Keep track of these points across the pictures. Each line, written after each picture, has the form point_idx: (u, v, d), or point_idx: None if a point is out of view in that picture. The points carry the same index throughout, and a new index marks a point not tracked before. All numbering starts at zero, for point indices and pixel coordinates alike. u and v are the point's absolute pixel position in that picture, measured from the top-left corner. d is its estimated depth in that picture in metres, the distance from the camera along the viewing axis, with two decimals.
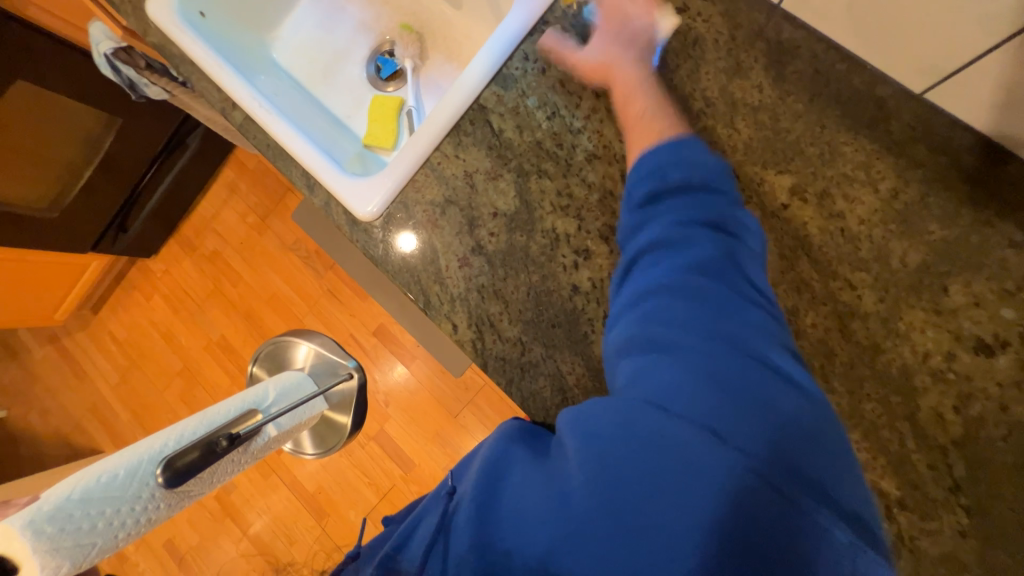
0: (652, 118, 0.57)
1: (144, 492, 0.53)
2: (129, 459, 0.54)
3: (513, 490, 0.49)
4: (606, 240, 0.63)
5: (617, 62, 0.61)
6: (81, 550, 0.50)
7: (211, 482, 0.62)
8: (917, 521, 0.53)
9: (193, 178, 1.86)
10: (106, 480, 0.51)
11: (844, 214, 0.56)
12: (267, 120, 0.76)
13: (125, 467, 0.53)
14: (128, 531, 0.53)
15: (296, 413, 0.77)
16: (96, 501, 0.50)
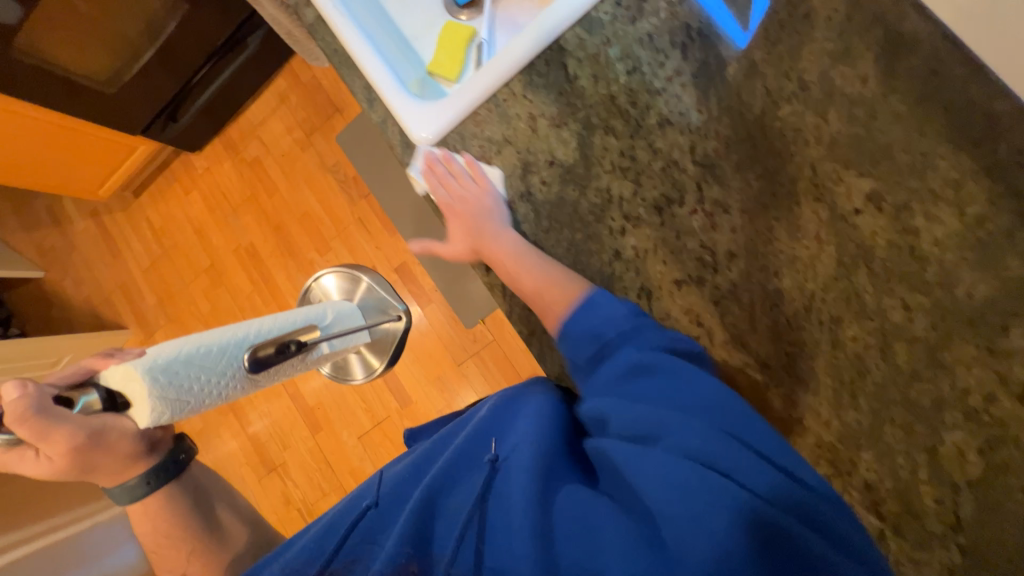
0: (528, 266, 0.61)
1: (229, 369, 0.64)
2: (220, 340, 0.64)
3: (576, 494, 0.52)
4: (659, 212, 0.61)
5: (483, 207, 0.65)
6: (177, 405, 0.58)
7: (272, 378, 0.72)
8: (908, 549, 0.53)
9: (246, 80, 1.85)
10: (205, 351, 0.61)
11: (919, 231, 0.53)
12: (339, 25, 0.74)
13: (218, 345, 0.63)
14: (212, 397, 0.62)
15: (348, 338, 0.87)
16: (195, 366, 0.59)
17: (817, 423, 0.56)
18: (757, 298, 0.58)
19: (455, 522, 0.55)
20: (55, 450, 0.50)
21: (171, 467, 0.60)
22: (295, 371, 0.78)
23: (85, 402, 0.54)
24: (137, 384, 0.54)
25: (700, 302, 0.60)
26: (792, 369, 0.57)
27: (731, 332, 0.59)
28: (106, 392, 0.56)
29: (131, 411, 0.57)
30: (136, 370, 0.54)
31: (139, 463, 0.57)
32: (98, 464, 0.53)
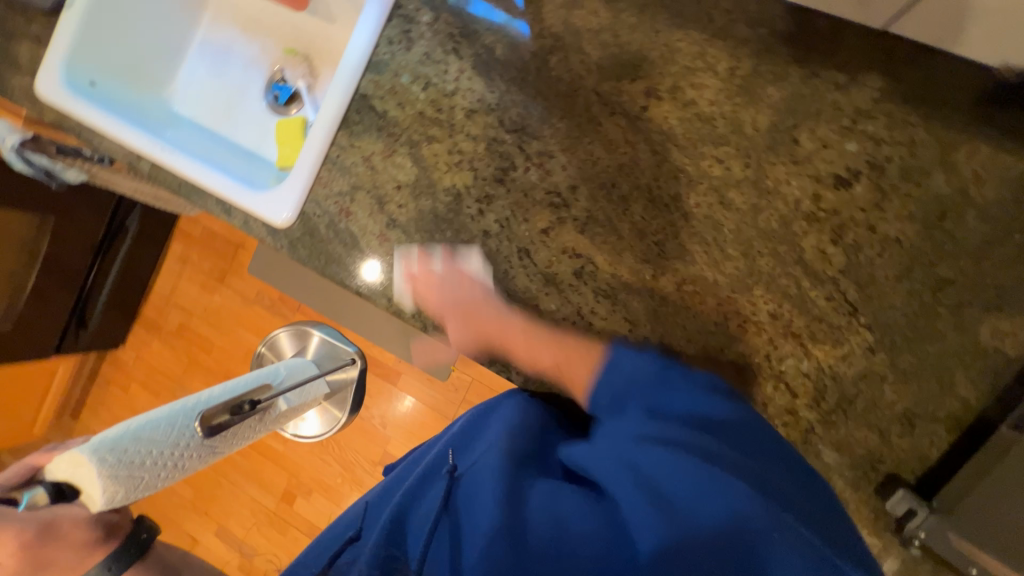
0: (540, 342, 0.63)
1: (181, 439, 0.65)
2: (169, 411, 0.67)
3: (548, 489, 0.53)
4: (502, 183, 0.67)
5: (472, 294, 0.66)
6: (132, 482, 0.58)
7: (230, 443, 0.74)
8: (832, 350, 0.58)
9: (141, 259, 1.87)
10: (154, 424, 0.63)
11: (695, 100, 0.62)
12: (172, 162, 0.80)
13: (166, 416, 0.65)
14: (168, 468, 0.63)
15: (303, 391, 0.94)
16: (146, 440, 0.61)
17: (711, 287, 0.61)
18: (610, 212, 0.64)
19: (422, 527, 0.56)
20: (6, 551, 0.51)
21: (132, 546, 0.58)
22: (256, 434, 0.81)
23: (30, 499, 0.54)
24: (86, 468, 0.55)
25: (570, 238, 0.65)
26: (666, 253, 0.63)
27: (605, 250, 0.64)
28: (53, 485, 0.55)
29: (81, 498, 0.57)
30: (85, 454, 0.55)
31: (99, 548, 0.55)
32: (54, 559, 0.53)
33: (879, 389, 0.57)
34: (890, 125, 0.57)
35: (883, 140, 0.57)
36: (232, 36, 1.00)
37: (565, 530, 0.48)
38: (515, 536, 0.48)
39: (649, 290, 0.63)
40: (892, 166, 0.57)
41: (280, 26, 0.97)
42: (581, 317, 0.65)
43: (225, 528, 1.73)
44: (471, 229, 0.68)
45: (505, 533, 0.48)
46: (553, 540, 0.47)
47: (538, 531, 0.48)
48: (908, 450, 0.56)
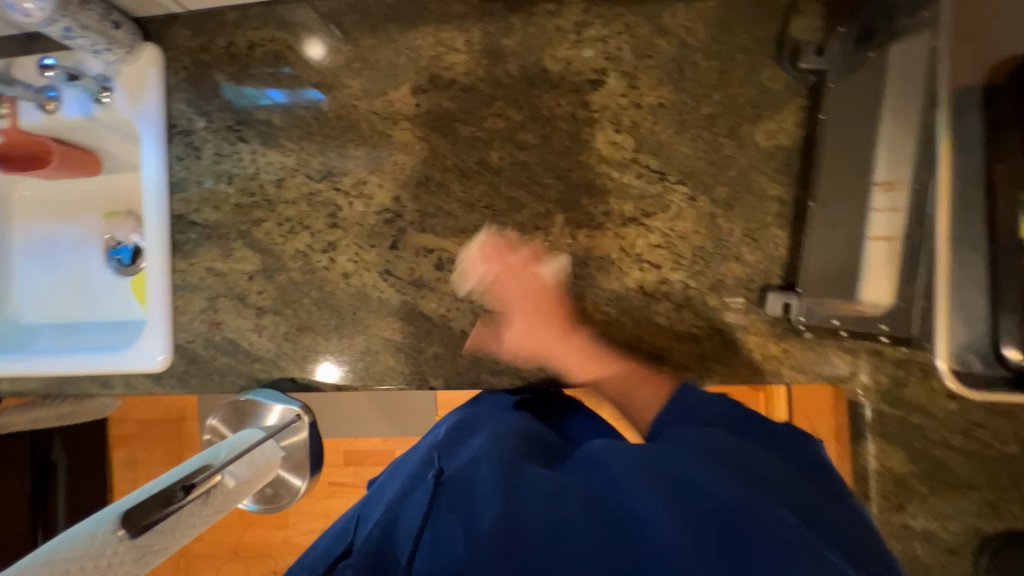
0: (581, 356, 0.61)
1: (108, 542, 0.49)
2: (78, 527, 0.49)
3: (547, 478, 0.45)
4: (337, 226, 0.70)
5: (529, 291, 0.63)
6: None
7: (179, 539, 0.57)
8: (665, 214, 0.64)
9: None
10: (62, 543, 0.47)
11: (453, 79, 0.68)
12: (23, 368, 0.76)
13: (75, 532, 0.48)
14: None
15: (247, 458, 0.74)
16: (58, 560, 0.44)
17: (548, 217, 0.66)
18: (437, 201, 0.68)
19: (405, 527, 0.46)
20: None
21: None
22: (208, 524, 0.64)
23: None
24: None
25: (417, 240, 0.69)
26: (499, 210, 0.67)
27: (450, 233, 0.68)
28: None
29: None
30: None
31: None
32: None
33: (715, 224, 0.63)
34: (605, 22, 0.65)
35: (607, 36, 0.65)
36: (50, 228, 0.98)
37: (559, 518, 0.41)
38: (509, 530, 0.40)
39: (503, 247, 0.67)
40: (625, 52, 0.65)
41: (91, 195, 0.97)
42: (462, 299, 0.68)
43: None
44: (331, 277, 0.70)
45: (499, 524, 0.41)
46: (553, 532, 0.40)
47: (534, 516, 0.41)
48: (762, 261, 0.62)
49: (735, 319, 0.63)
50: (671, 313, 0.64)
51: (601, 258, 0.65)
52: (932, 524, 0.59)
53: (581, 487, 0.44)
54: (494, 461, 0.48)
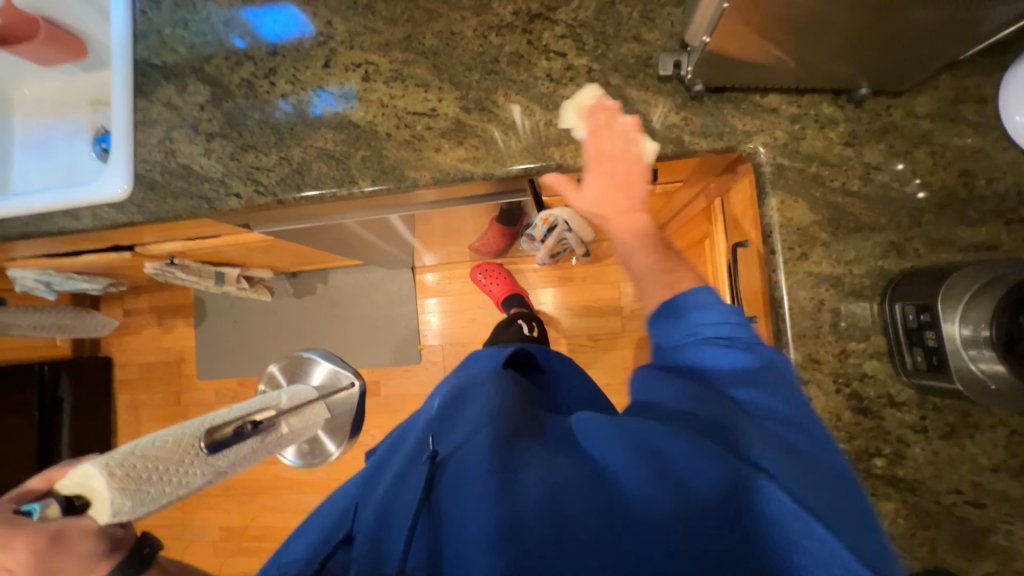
0: (639, 250, 0.60)
1: (184, 457, 0.73)
2: (194, 424, 0.81)
3: (540, 462, 0.47)
4: (276, 54, 0.77)
5: (620, 147, 0.62)
6: (140, 494, 0.62)
7: (260, 454, 0.94)
8: (569, 8, 0.69)
9: (92, 423, 1.86)
10: (169, 436, 0.74)
11: None
12: (11, 208, 0.83)
13: (196, 428, 0.80)
14: (189, 481, 0.73)
15: (307, 416, 1.13)
16: (141, 457, 0.66)
17: (464, 22, 0.71)
18: (364, 21, 0.75)
19: (398, 511, 0.49)
20: (13, 559, 0.47)
21: (134, 562, 0.51)
22: (261, 457, 0.96)
23: (40, 511, 0.54)
24: (99, 477, 0.58)
25: (347, 57, 0.75)
26: (419, 22, 0.73)
27: (376, 49, 0.74)
28: (64, 500, 0.56)
29: (90, 508, 0.57)
30: (98, 466, 0.59)
31: (106, 558, 0.50)
32: (64, 567, 0.49)
33: (617, 12, 0.67)
34: None
35: None
36: (46, 122, 1.08)
37: (560, 508, 0.43)
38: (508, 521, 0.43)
39: (423, 54, 0.72)
40: None
41: (83, 91, 1.07)
42: (386, 105, 0.73)
43: None
44: (271, 99, 0.76)
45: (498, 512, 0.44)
46: (550, 529, 0.42)
47: (540, 507, 0.43)
48: (659, 38, 0.66)
49: (637, 93, 0.66)
50: (578, 96, 0.67)
51: (513, 52, 0.70)
52: (838, 269, 0.60)
53: (578, 470, 0.46)
54: (491, 441, 0.51)
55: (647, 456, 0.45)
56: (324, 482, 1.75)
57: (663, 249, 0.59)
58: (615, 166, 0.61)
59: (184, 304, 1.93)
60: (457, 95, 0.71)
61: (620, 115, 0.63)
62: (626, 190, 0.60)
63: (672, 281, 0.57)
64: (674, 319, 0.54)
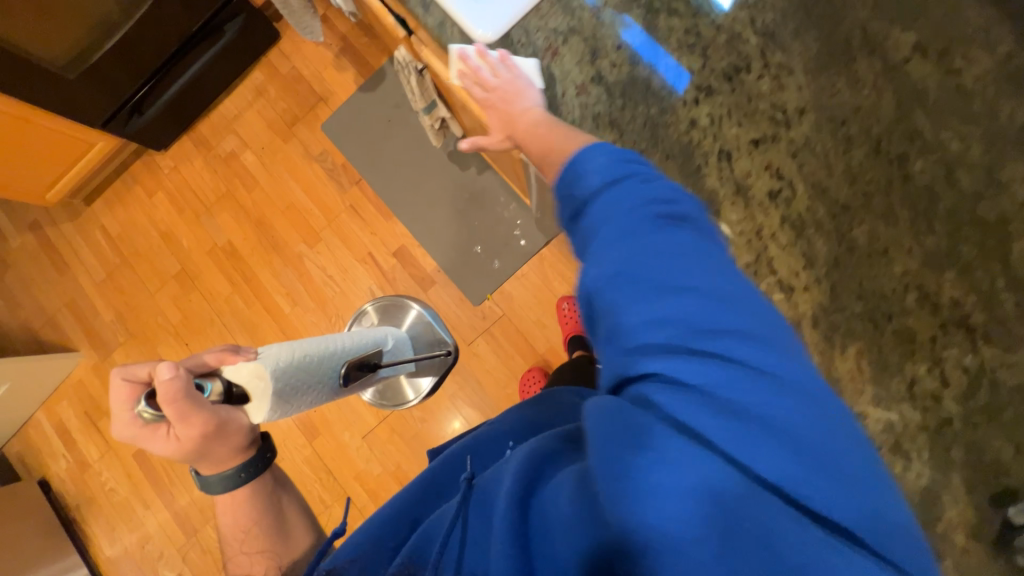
0: (546, 134, 0.61)
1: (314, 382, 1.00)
2: (328, 354, 1.07)
3: (546, 479, 0.43)
4: (728, 82, 0.64)
5: (515, 90, 0.67)
6: (284, 401, 0.88)
7: (350, 389, 1.21)
8: (1001, 354, 0.57)
9: (219, 70, 1.84)
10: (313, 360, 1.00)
11: (960, 71, 0.60)
12: None
13: (327, 361, 1.05)
14: (306, 401, 0.98)
15: (394, 365, 1.40)
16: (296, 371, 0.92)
17: (902, 254, 0.60)
18: (829, 147, 0.62)
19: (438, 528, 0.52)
20: (189, 433, 0.68)
21: (259, 462, 0.80)
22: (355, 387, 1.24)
23: (209, 389, 0.74)
24: (266, 381, 0.82)
25: (778, 157, 0.63)
26: (871, 206, 0.61)
27: (810, 182, 0.62)
28: (223, 386, 0.76)
29: (245, 406, 0.81)
30: (269, 372, 0.83)
31: (240, 455, 0.77)
32: (215, 449, 0.73)
33: None
34: None
35: None
36: None
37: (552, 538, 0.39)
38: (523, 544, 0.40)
39: (838, 236, 0.61)
40: None
41: None
42: (758, 238, 0.63)
43: None
44: (676, 115, 0.65)
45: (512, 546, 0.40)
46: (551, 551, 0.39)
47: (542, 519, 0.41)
48: None
49: (959, 484, 0.57)
50: (911, 425, 0.58)
51: (907, 329, 0.59)
52: None
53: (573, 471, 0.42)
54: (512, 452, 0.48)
55: (602, 429, 0.38)
56: (325, 299, 1.80)
57: (563, 131, 0.60)
58: (501, 87, 0.67)
59: (368, 64, 1.83)
60: (822, 301, 0.61)
61: (490, 53, 0.69)
62: (512, 98, 0.67)
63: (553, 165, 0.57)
64: (572, 182, 0.50)
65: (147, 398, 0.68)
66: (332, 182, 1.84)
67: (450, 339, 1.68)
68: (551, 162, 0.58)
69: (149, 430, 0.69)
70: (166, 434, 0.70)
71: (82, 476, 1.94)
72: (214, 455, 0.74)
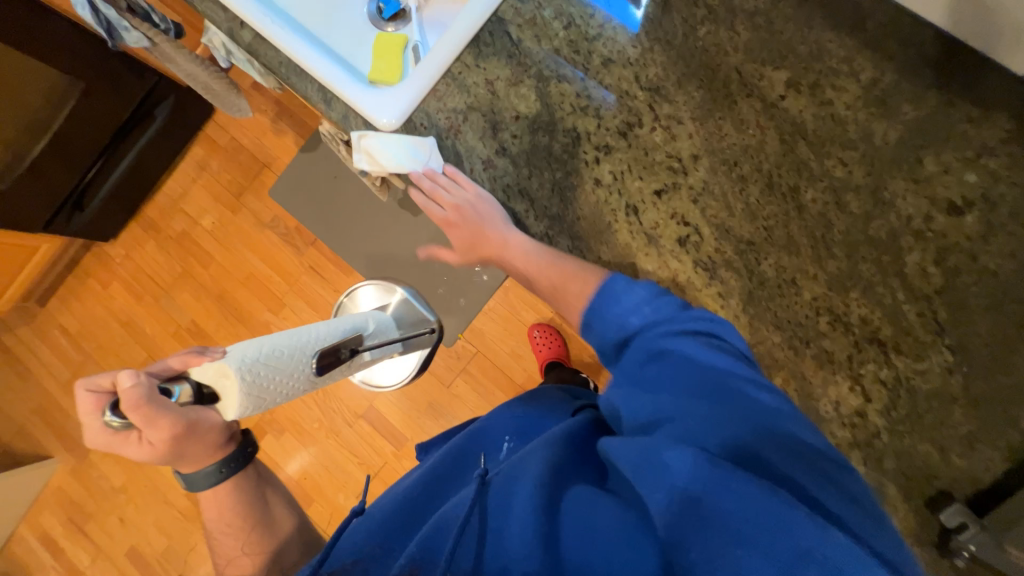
0: (529, 251, 0.67)
1: (297, 368, 0.87)
2: (307, 336, 0.93)
3: (582, 499, 0.49)
4: (623, 138, 0.67)
5: (483, 211, 0.70)
6: (260, 397, 0.76)
7: (340, 375, 1.08)
8: (911, 363, 0.60)
9: (157, 153, 1.82)
10: (290, 346, 0.87)
11: (832, 101, 0.64)
12: (276, 38, 0.75)
13: (307, 343, 0.92)
14: (290, 392, 0.86)
15: (383, 347, 1.28)
16: (271, 360, 0.79)
17: (809, 280, 0.62)
18: (727, 188, 0.65)
19: (452, 519, 0.54)
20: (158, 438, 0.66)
21: (240, 456, 0.78)
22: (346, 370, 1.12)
23: (178, 392, 0.69)
24: (233, 379, 0.72)
25: (682, 205, 0.65)
26: (773, 239, 0.64)
27: (714, 224, 0.65)
28: (194, 386, 0.71)
29: (216, 404, 0.74)
30: (233, 369, 0.72)
31: (221, 450, 0.75)
32: (191, 449, 0.70)
33: (948, 410, 0.59)
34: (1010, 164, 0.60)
35: (1001, 177, 0.60)
36: None
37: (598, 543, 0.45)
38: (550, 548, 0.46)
39: (749, 272, 0.64)
40: (1003, 205, 0.60)
41: None
42: (675, 284, 0.65)
43: None
44: (581, 176, 0.67)
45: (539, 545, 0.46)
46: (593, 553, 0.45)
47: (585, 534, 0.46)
48: (963, 470, 0.58)
49: (896, 494, 0.59)
50: (845, 444, 0.61)
51: (825, 352, 0.62)
52: None
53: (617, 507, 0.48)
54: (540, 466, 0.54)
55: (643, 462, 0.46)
56: None
57: (549, 252, 0.66)
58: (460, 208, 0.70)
59: (306, 123, 1.84)
60: (744, 337, 0.63)
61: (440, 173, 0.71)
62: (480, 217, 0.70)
63: (569, 293, 0.64)
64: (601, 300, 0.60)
65: (113, 407, 0.65)
66: (287, 246, 1.83)
67: (432, 317, 1.59)
68: (571, 295, 0.63)
69: (120, 437, 0.67)
70: (138, 439, 0.68)
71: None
72: (193, 456, 0.72)
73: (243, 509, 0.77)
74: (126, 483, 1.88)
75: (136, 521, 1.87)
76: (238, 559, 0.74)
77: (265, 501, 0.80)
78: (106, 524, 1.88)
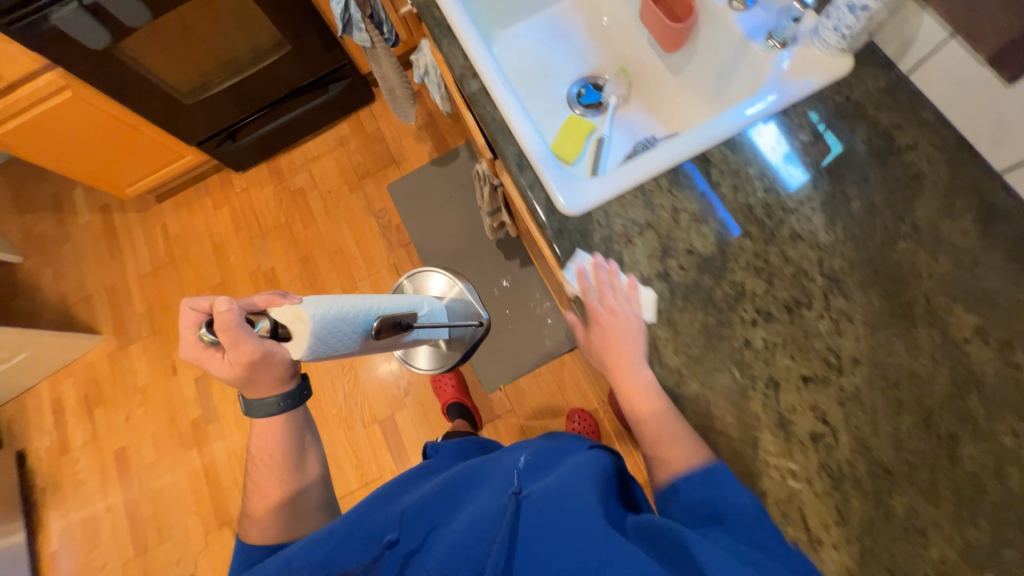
0: (674, 430, 0.63)
1: (356, 331, 0.97)
2: (370, 303, 1.05)
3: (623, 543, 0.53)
4: (788, 314, 0.67)
5: (629, 338, 0.68)
6: (325, 347, 0.86)
7: (383, 345, 1.19)
8: None
9: (313, 118, 2.01)
10: (356, 305, 0.97)
11: (1020, 367, 0.61)
12: (499, 98, 0.82)
13: (368, 309, 1.03)
14: (345, 350, 0.96)
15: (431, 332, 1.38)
16: (340, 317, 0.89)
17: (940, 539, 0.58)
18: (879, 405, 0.62)
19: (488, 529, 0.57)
20: (238, 359, 0.73)
21: (298, 394, 0.85)
22: (393, 342, 1.24)
23: (259, 326, 0.77)
24: (307, 323, 0.80)
25: (825, 401, 0.64)
26: (914, 478, 0.60)
27: (853, 436, 0.62)
28: (270, 323, 0.79)
29: (287, 343, 0.81)
30: (311, 314, 0.81)
31: (285, 383, 0.83)
32: (262, 377, 0.78)
33: None
34: None
35: None
36: (576, 27, 1.07)
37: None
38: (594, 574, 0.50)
39: (876, 500, 0.60)
40: None
41: (625, 46, 1.04)
42: (793, 477, 0.62)
43: (208, 381, 1.92)
44: (732, 332, 0.67)
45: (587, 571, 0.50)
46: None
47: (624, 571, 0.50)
48: None
49: None
50: None
51: None
52: None
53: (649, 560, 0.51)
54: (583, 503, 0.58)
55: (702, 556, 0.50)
56: None
57: (674, 433, 0.63)
58: (613, 328, 0.69)
59: (446, 142, 1.98)
60: (851, 565, 0.59)
61: (620, 275, 0.71)
62: (627, 345, 0.68)
63: (665, 452, 0.62)
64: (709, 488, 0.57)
65: (208, 325, 0.73)
66: (383, 239, 1.93)
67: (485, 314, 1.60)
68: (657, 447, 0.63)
69: (207, 352, 0.75)
70: (222, 358, 0.76)
71: (56, 460, 1.92)
72: (261, 384, 0.80)
73: (286, 447, 0.86)
74: (146, 387, 1.95)
75: (136, 426, 1.91)
76: (265, 487, 0.84)
77: (302, 446, 0.89)
78: (112, 416, 1.94)
